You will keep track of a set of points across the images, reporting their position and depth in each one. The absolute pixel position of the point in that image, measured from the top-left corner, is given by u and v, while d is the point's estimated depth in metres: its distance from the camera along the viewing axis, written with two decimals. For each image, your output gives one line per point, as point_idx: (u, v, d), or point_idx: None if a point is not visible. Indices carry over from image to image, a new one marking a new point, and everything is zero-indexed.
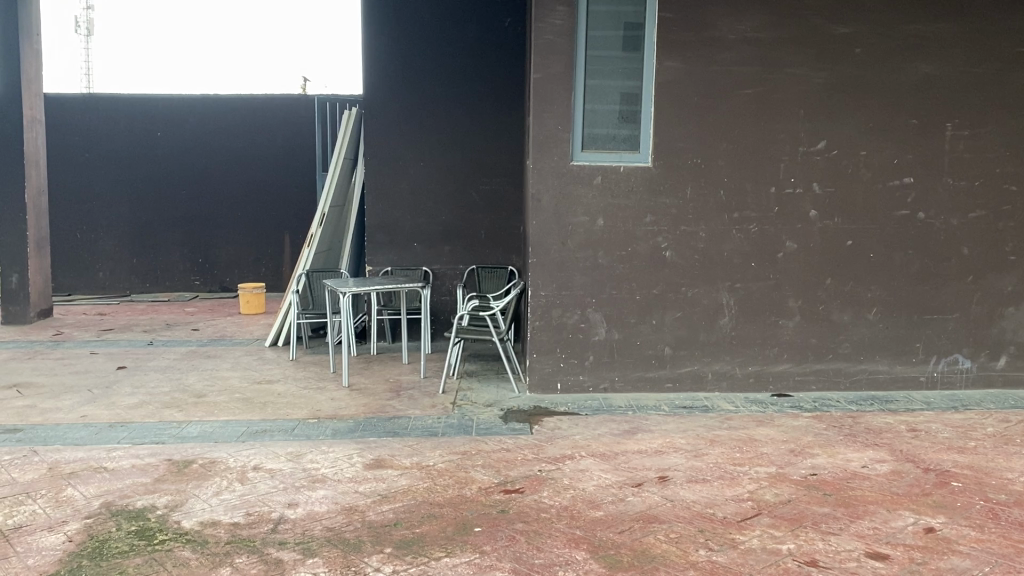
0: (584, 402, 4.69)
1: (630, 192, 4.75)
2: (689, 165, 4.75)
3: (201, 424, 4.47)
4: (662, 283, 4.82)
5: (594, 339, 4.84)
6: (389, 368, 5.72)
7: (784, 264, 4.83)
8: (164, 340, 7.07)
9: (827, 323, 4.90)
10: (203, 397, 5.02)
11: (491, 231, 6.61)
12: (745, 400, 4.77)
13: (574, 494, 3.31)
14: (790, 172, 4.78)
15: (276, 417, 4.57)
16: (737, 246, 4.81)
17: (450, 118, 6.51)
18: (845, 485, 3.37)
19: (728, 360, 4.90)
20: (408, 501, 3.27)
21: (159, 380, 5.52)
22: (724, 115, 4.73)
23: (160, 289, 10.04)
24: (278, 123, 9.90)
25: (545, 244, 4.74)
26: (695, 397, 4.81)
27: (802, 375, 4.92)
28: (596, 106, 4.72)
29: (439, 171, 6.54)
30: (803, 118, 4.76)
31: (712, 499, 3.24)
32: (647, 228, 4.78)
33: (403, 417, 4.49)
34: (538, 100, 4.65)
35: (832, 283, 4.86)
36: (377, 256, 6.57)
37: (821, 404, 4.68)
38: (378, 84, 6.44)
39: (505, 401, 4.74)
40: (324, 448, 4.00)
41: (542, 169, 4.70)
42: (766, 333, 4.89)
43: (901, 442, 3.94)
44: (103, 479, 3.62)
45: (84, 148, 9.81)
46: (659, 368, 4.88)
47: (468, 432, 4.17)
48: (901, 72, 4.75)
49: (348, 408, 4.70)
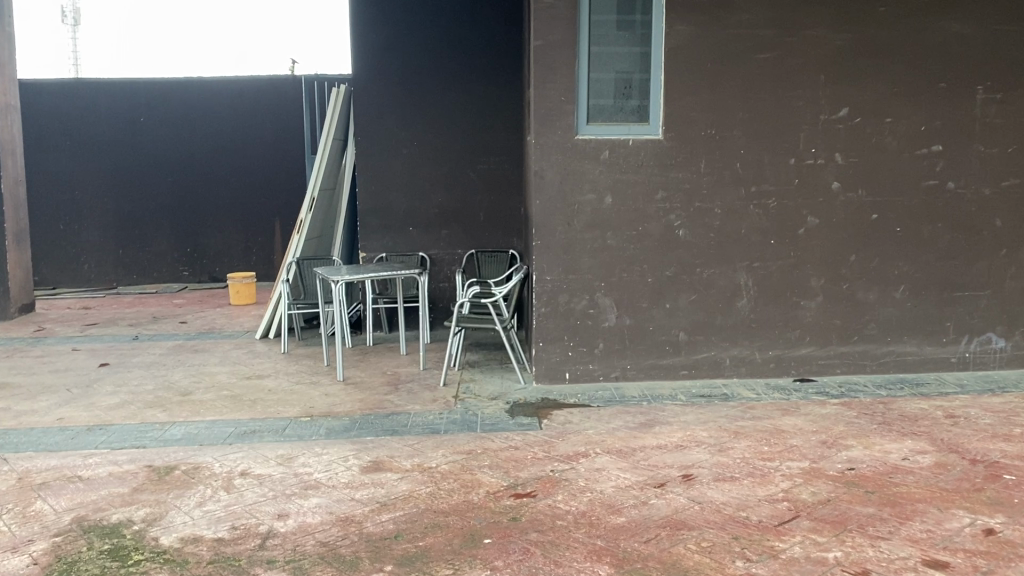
0: (596, 393, 4.39)
1: (640, 167, 4.44)
2: (703, 137, 4.43)
3: (186, 425, 4.17)
4: (675, 264, 4.51)
5: (603, 325, 4.54)
6: (386, 360, 5.42)
7: (805, 241, 4.53)
8: (151, 333, 6.75)
9: (852, 303, 4.59)
10: (189, 396, 4.71)
11: (491, 212, 6.29)
12: (767, 387, 4.48)
13: (592, 497, 3.01)
14: (810, 142, 4.47)
15: (266, 415, 4.27)
16: (755, 223, 4.50)
17: (445, 94, 6.18)
18: (887, 481, 3.08)
19: (747, 345, 4.60)
20: (410, 509, 2.97)
21: (143, 378, 5.21)
22: (740, 81, 4.41)
23: (147, 281, 9.71)
24: (266, 106, 9.56)
25: (550, 225, 4.43)
26: (713, 385, 4.51)
27: (826, 358, 4.63)
28: (602, 76, 4.40)
29: (434, 151, 6.21)
30: (824, 84, 4.43)
31: (745, 500, 2.94)
32: (658, 205, 4.47)
33: (402, 413, 4.20)
34: (539, 70, 4.33)
35: (856, 260, 4.56)
36: (370, 243, 6.26)
37: (848, 389, 4.39)
38: (368, 61, 6.10)
39: (511, 393, 4.44)
40: (317, 449, 3.70)
41: (545, 145, 4.38)
42: (787, 315, 4.59)
43: (941, 430, 3.65)
44: (76, 490, 3.31)
45: (64, 135, 9.47)
46: (674, 354, 4.59)
47: (473, 429, 3.87)
48: (928, 32, 4.43)
49: (343, 404, 4.40)
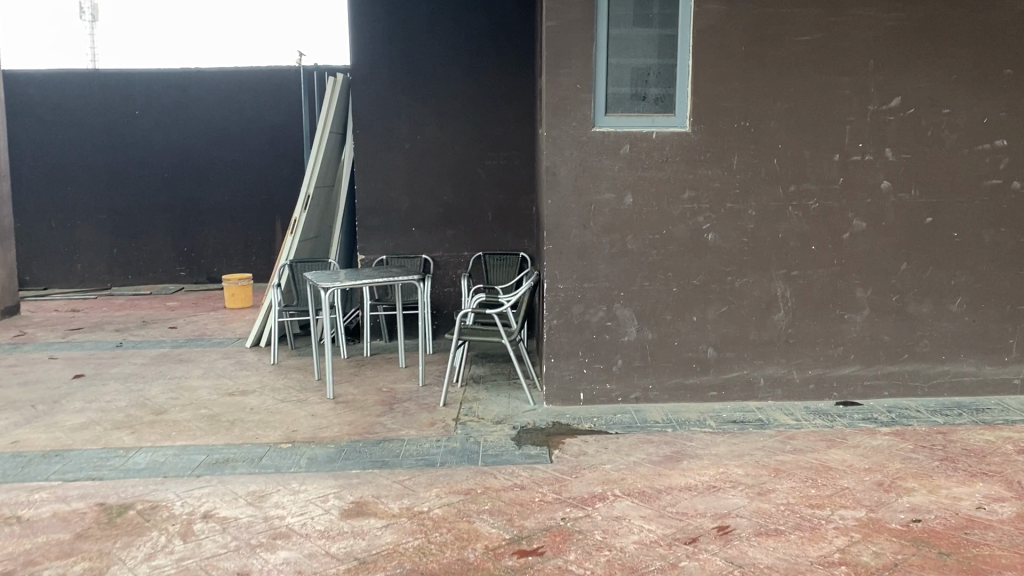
0: (614, 417, 3.90)
1: (665, 163, 3.94)
2: (736, 129, 3.93)
3: (152, 452, 3.71)
4: (704, 272, 4.01)
5: (622, 340, 4.05)
6: (383, 374, 4.95)
7: (850, 247, 4.02)
8: (136, 340, 6.31)
9: (902, 317, 4.08)
10: (163, 415, 4.25)
11: (500, 212, 5.80)
12: (806, 411, 3.98)
13: (610, 557, 2.52)
14: (857, 135, 3.96)
15: (244, 440, 3.81)
16: (795, 226, 4.00)
17: (450, 83, 5.69)
18: (963, 540, 2.58)
19: (785, 363, 4.10)
20: (394, 570, 2.49)
21: (117, 392, 4.76)
22: (779, 67, 3.90)
23: (143, 281, 9.29)
24: (265, 97, 9.12)
25: (563, 227, 3.96)
26: (746, 409, 4.01)
27: (872, 379, 4.12)
28: (623, 60, 3.91)
29: (438, 145, 5.74)
30: (873, 70, 3.92)
31: (794, 564, 2.45)
32: (684, 206, 3.97)
33: (396, 439, 3.72)
34: (552, 54, 3.85)
35: (908, 268, 4.05)
36: (369, 244, 5.79)
37: (900, 415, 3.88)
38: (367, 47, 5.62)
39: (518, 416, 3.97)
40: (295, 485, 3.23)
41: (558, 137, 3.91)
42: (829, 330, 4.08)
43: (1015, 469, 3.15)
44: (10, 536, 2.85)
45: (56, 128, 9.05)
46: (701, 373, 4.09)
47: (474, 461, 3.39)
48: (994, 11, 3.90)
49: (330, 428, 3.93)
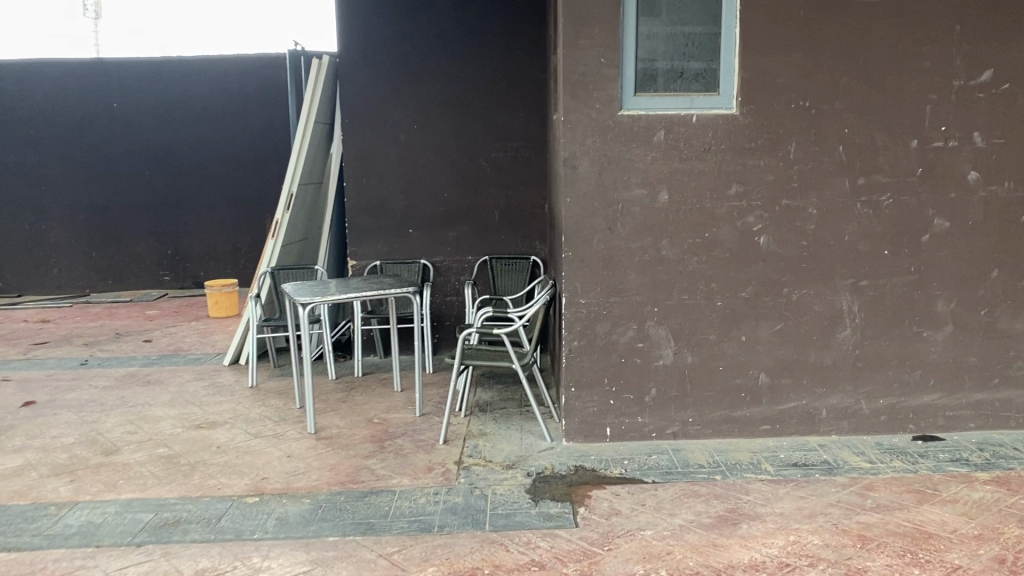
0: (649, 460, 3.23)
1: (708, 151, 3.27)
2: (794, 111, 3.25)
3: (91, 509, 3.05)
4: (754, 283, 3.34)
5: (657, 364, 3.38)
6: (376, 399, 4.30)
7: (931, 251, 3.34)
8: (103, 357, 5.65)
9: (992, 335, 3.41)
10: (114, 457, 3.59)
11: (507, 210, 5.13)
12: (880, 449, 3.30)
13: None
14: (939, 116, 3.28)
15: (203, 492, 3.15)
16: (864, 227, 3.32)
17: (451, 64, 5.01)
18: None
19: (851, 391, 3.43)
20: None
21: (67, 425, 4.10)
22: (845, 35, 3.21)
23: (123, 287, 8.65)
24: (252, 88, 8.50)
25: (586, 230, 3.29)
26: (806, 447, 3.34)
27: (956, 409, 3.45)
28: (657, 28, 3.22)
29: (438, 135, 5.07)
30: (960, 37, 3.23)
31: None
32: (731, 204, 3.30)
33: (384, 490, 3.06)
34: (572, 20, 3.16)
35: (1000, 276, 3.37)
36: (362, 249, 5.14)
37: (996, 455, 3.20)
38: (355, 24, 4.93)
39: (532, 458, 3.30)
40: (256, 560, 2.58)
41: (579, 122, 3.23)
42: (904, 351, 3.40)
43: None
44: None
45: (26, 122, 8.37)
46: (752, 404, 3.42)
47: (480, 524, 2.73)
48: None
49: (307, 474, 3.27)
